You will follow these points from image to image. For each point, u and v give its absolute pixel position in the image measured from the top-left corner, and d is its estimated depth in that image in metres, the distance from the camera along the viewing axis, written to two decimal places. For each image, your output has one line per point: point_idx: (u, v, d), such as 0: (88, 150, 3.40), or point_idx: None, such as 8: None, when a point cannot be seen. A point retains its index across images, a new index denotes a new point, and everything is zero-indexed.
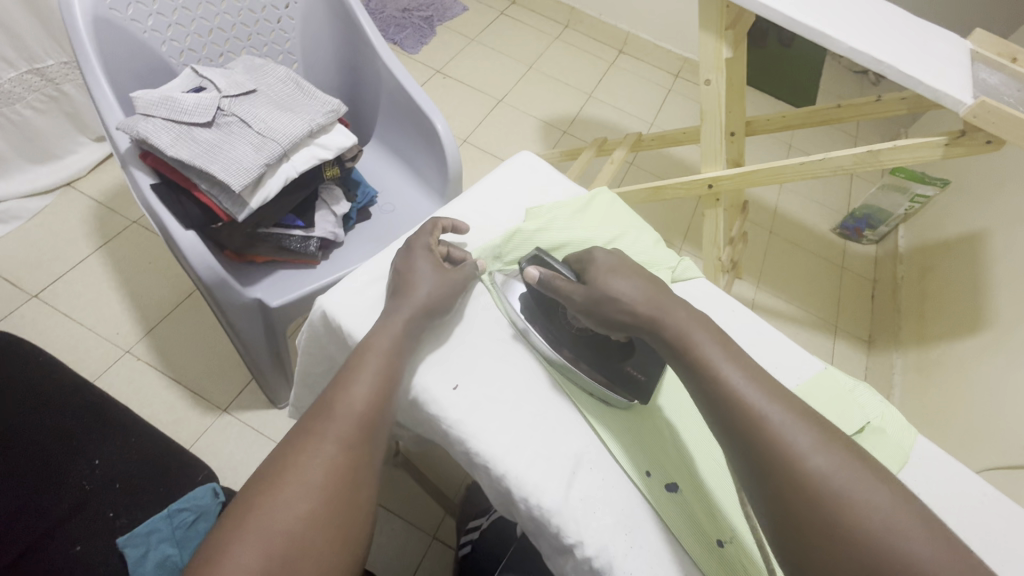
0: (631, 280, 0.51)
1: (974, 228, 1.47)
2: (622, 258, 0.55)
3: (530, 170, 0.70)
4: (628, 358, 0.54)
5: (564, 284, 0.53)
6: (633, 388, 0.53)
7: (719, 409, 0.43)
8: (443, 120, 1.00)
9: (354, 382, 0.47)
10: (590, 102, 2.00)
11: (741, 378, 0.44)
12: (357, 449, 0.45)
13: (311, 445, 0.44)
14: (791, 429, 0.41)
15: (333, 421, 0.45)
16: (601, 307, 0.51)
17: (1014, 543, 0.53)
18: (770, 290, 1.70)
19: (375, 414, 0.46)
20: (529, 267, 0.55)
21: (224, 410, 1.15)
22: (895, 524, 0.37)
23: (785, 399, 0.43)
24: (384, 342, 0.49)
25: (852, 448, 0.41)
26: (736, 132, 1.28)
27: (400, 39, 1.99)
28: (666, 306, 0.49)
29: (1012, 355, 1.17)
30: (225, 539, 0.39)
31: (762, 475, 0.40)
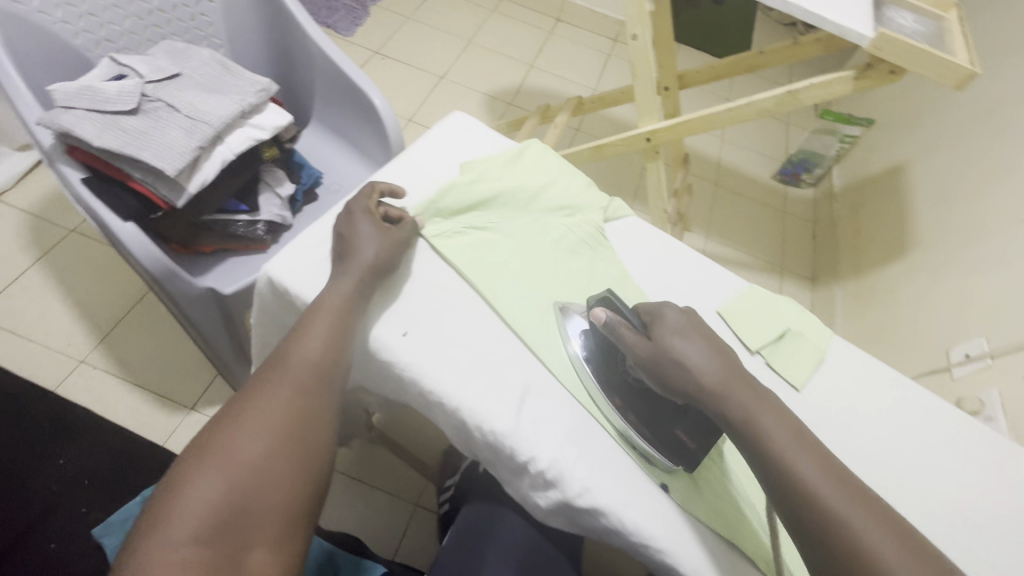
0: (701, 347, 0.49)
1: (898, 160, 1.57)
2: (693, 317, 0.51)
3: (462, 128, 0.72)
4: (682, 421, 0.50)
5: (630, 337, 0.50)
6: (678, 454, 0.50)
7: (791, 502, 0.42)
8: (380, 95, 1.00)
9: (308, 335, 0.49)
10: (532, 72, 2.02)
11: (813, 470, 0.43)
12: (314, 396, 0.47)
13: (269, 391, 0.46)
14: (874, 537, 0.39)
15: (289, 369, 0.48)
16: (663, 369, 0.48)
17: (916, 419, 0.61)
18: (719, 239, 1.77)
19: (330, 363, 0.49)
20: (596, 308, 0.53)
21: (192, 408, 1.14)
22: None
23: (863, 500, 0.42)
24: (336, 297, 0.52)
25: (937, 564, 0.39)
26: (669, 87, 1.33)
27: (333, 22, 1.95)
28: (734, 389, 0.47)
29: (935, 274, 1.27)
30: (187, 474, 0.41)
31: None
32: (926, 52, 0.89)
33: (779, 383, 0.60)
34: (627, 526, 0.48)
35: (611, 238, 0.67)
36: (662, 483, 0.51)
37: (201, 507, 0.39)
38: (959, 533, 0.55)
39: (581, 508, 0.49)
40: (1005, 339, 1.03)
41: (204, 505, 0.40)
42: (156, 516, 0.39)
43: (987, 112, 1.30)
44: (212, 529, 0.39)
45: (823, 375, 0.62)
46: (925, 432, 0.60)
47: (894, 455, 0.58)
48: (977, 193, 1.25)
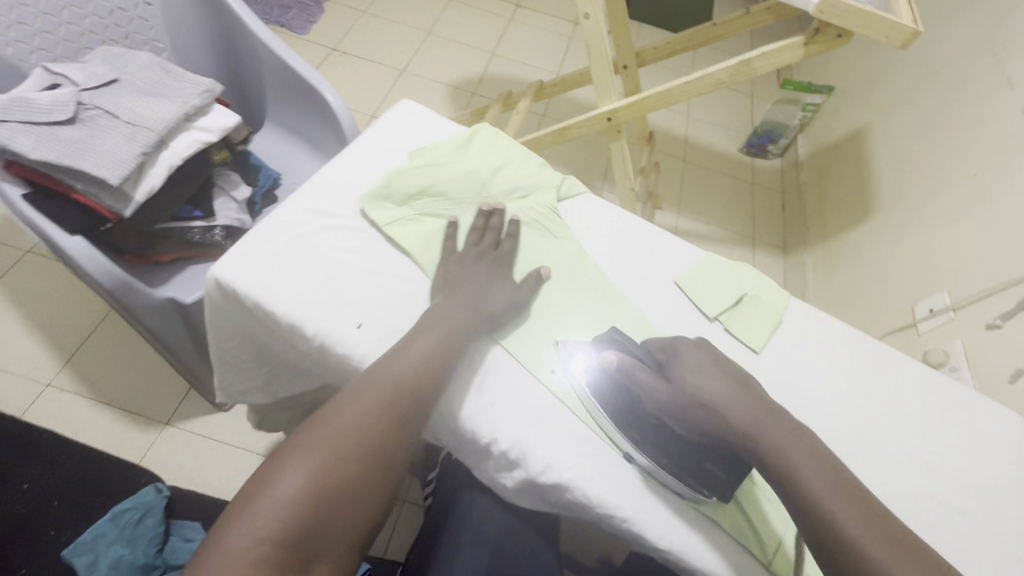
0: (725, 387, 0.47)
1: (858, 125, 1.59)
2: (709, 353, 0.50)
3: (410, 116, 0.71)
4: (709, 454, 0.48)
5: (645, 377, 0.48)
6: (711, 485, 0.48)
7: (826, 548, 0.41)
8: (332, 90, 0.99)
9: (410, 352, 0.48)
10: (494, 59, 2.00)
11: (859, 523, 0.41)
12: (405, 414, 0.46)
13: (365, 398, 0.45)
14: None
15: (385, 381, 0.46)
16: (686, 407, 0.47)
17: (872, 373, 0.62)
18: (691, 214, 1.76)
19: (424, 383, 0.47)
20: (605, 352, 0.50)
21: (166, 423, 1.12)
22: None
23: (904, 546, 0.40)
24: (445, 320, 0.51)
25: None
26: (628, 66, 1.33)
27: (286, 20, 1.91)
28: (766, 430, 0.45)
29: (898, 233, 1.30)
30: (278, 465, 0.41)
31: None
32: (868, 13, 0.91)
33: (738, 347, 0.60)
34: (590, 498, 0.49)
35: (566, 217, 0.66)
36: (627, 452, 0.51)
37: (285, 503, 0.39)
38: (915, 480, 0.56)
39: (546, 485, 0.49)
40: (965, 291, 1.06)
41: (288, 496, 0.39)
42: (244, 499, 0.39)
43: (938, 72, 1.33)
44: (290, 529, 0.38)
45: (782, 337, 0.63)
46: (880, 385, 0.62)
47: (852, 409, 0.60)
48: (933, 151, 1.27)
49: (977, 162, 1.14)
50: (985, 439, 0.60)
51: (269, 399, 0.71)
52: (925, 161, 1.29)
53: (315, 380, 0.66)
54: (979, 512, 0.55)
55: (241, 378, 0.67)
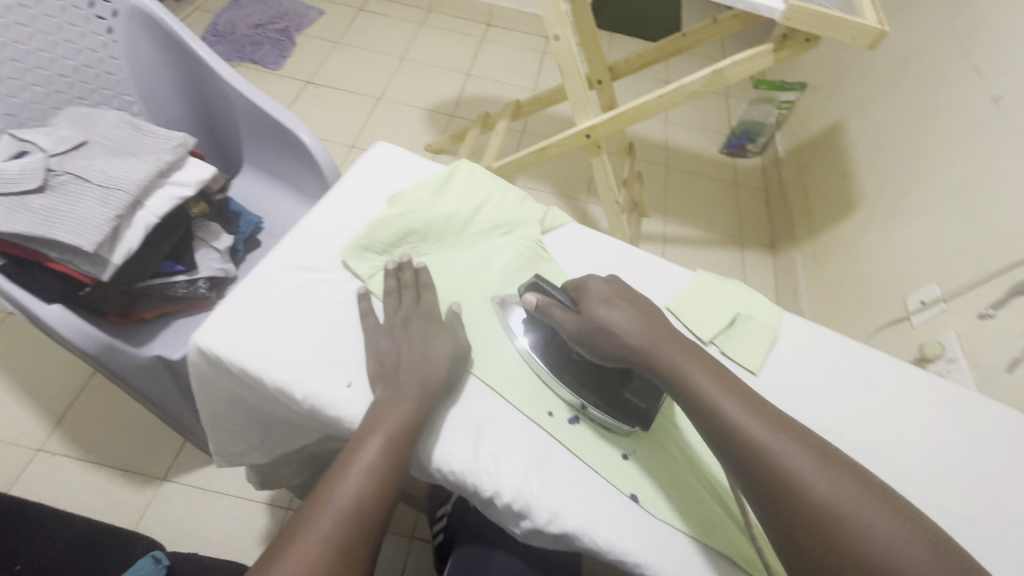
0: (625, 311, 0.50)
1: (834, 119, 1.61)
2: (618, 285, 0.53)
3: (386, 158, 0.69)
4: (629, 385, 0.52)
5: (559, 313, 0.51)
6: (633, 415, 0.52)
7: (720, 441, 0.43)
8: (308, 132, 0.98)
9: (346, 477, 0.44)
10: (470, 80, 2.01)
11: (743, 413, 0.43)
12: (350, 556, 0.41)
13: (302, 547, 0.40)
14: (796, 459, 0.41)
15: (322, 521, 0.41)
16: (595, 339, 0.49)
17: (872, 382, 0.62)
18: (677, 220, 1.76)
19: (367, 512, 0.43)
20: (527, 296, 0.54)
21: (164, 479, 1.10)
22: (901, 542, 0.36)
23: (784, 426, 0.43)
24: (386, 422, 0.47)
25: (860, 473, 0.40)
26: (602, 80, 1.33)
27: (260, 57, 1.90)
28: (661, 348, 0.48)
29: (882, 226, 1.31)
30: None
31: (786, 529, 0.39)
32: (834, 17, 0.91)
33: (735, 370, 0.60)
34: (600, 545, 0.47)
35: (551, 250, 0.66)
36: (631, 493, 0.50)
37: None
38: (927, 494, 0.56)
39: (553, 534, 0.48)
40: (955, 282, 1.06)
41: None
42: None
43: (906, 64, 1.35)
44: None
45: (777, 355, 0.62)
46: (880, 394, 0.61)
47: (858, 423, 0.59)
48: (909, 143, 1.28)
49: (952, 152, 1.15)
50: (990, 443, 0.60)
51: (267, 458, 0.70)
52: (902, 153, 1.30)
53: (312, 435, 0.64)
54: (995, 519, 0.55)
55: (235, 439, 0.65)
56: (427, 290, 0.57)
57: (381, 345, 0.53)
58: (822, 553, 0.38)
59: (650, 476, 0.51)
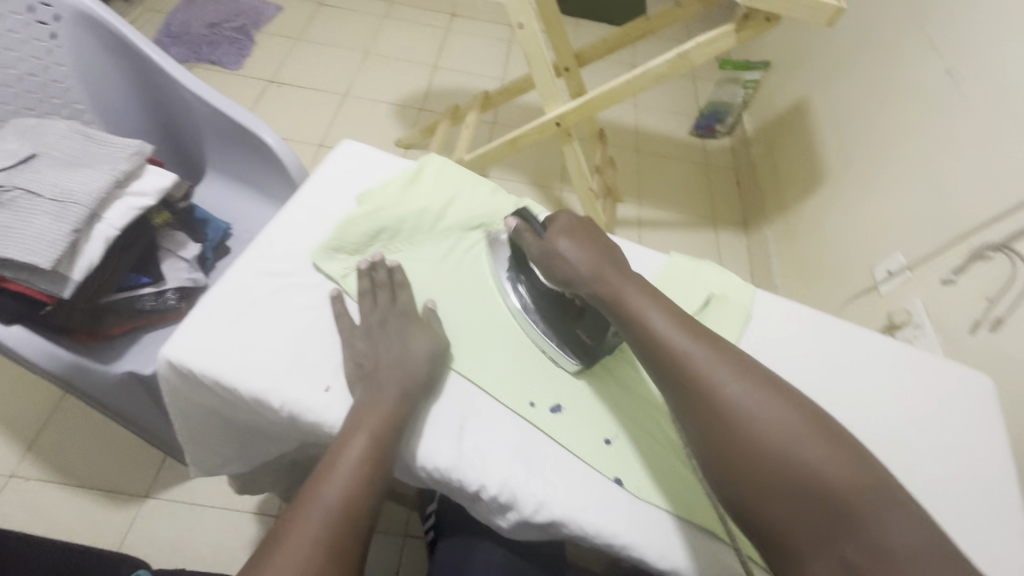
0: (575, 242, 0.54)
1: (798, 97, 1.64)
2: (584, 222, 0.56)
3: (354, 157, 0.68)
4: (584, 321, 0.56)
5: (529, 238, 0.56)
6: (580, 352, 0.55)
7: (647, 352, 0.47)
8: (272, 133, 0.96)
9: (331, 476, 0.43)
10: (437, 72, 1.98)
11: (666, 325, 0.47)
12: (338, 553, 0.40)
13: (288, 546, 0.39)
14: (711, 365, 0.44)
15: (308, 520, 0.41)
16: (549, 263, 0.54)
17: (844, 352, 0.64)
18: (651, 203, 1.77)
19: (353, 509, 0.43)
20: (509, 219, 0.58)
21: (146, 496, 1.07)
22: (794, 433, 0.41)
23: (704, 337, 0.46)
24: (368, 422, 0.46)
25: (766, 376, 0.45)
26: (570, 67, 1.33)
27: (218, 57, 1.84)
28: (605, 272, 0.51)
29: (848, 199, 1.34)
30: None
31: (699, 425, 0.43)
32: None
33: None
34: (587, 531, 0.48)
35: None
36: (615, 477, 0.50)
37: None
38: (897, 456, 0.58)
39: (540, 524, 0.48)
40: (918, 250, 1.10)
41: None
42: None
43: (865, 40, 1.38)
44: None
45: (751, 333, 0.63)
46: (851, 363, 0.63)
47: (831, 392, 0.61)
48: (870, 117, 1.32)
49: (910, 125, 1.18)
50: (954, 404, 0.62)
51: (248, 467, 0.69)
52: (864, 128, 1.33)
53: (292, 443, 0.63)
54: (962, 476, 0.57)
55: (213, 451, 0.64)
56: (403, 289, 0.57)
57: (358, 347, 0.52)
58: (727, 445, 0.42)
59: (635, 459, 0.52)
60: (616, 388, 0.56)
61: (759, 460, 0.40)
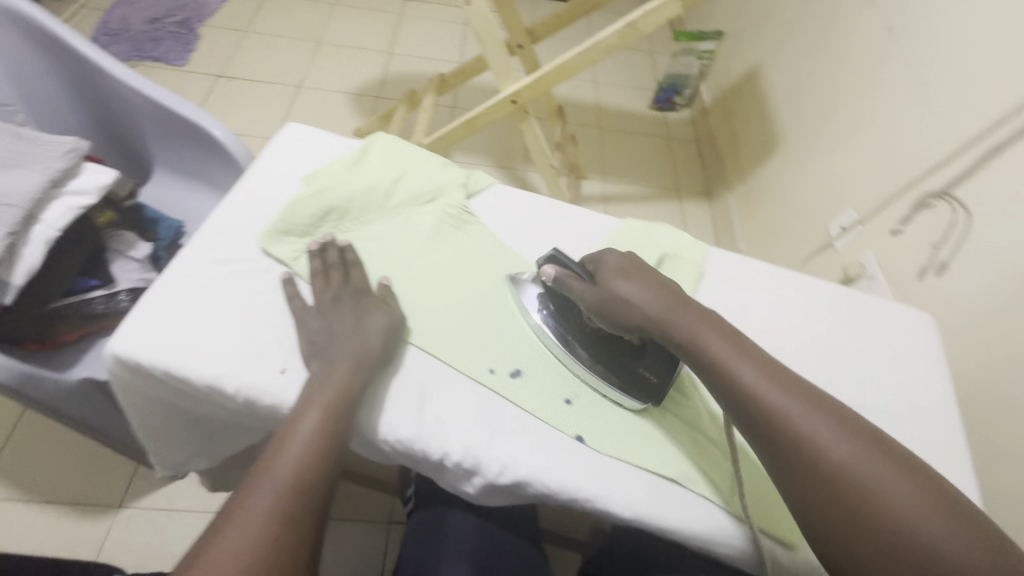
0: (642, 284, 0.52)
1: (752, 64, 1.66)
2: (633, 259, 0.55)
3: (299, 140, 0.67)
4: (643, 360, 0.54)
5: (578, 286, 0.52)
6: (645, 391, 0.53)
7: (736, 407, 0.47)
8: (218, 125, 0.92)
9: (285, 450, 0.43)
10: (392, 58, 1.94)
11: (756, 379, 0.46)
12: (294, 520, 0.41)
13: (242, 519, 0.40)
14: (808, 423, 0.44)
15: (263, 488, 0.41)
16: (610, 309, 0.51)
17: (795, 301, 0.66)
18: (616, 178, 1.78)
19: (310, 480, 0.43)
20: (546, 267, 0.54)
21: (120, 506, 1.05)
22: (908, 503, 0.40)
23: (799, 393, 0.45)
24: (324, 393, 0.46)
25: (870, 436, 0.44)
26: (523, 44, 1.32)
27: (161, 53, 1.77)
28: (681, 318, 0.50)
29: (803, 161, 1.37)
30: None
31: (798, 489, 0.43)
32: None
33: None
34: (551, 488, 0.49)
35: (478, 214, 0.65)
36: (577, 435, 0.52)
37: None
38: (847, 394, 0.60)
39: (505, 485, 0.49)
40: (868, 205, 1.13)
41: None
42: None
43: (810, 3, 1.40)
44: None
45: (705, 288, 0.64)
46: (801, 311, 0.65)
47: (784, 339, 0.62)
48: (818, 79, 1.35)
49: (856, 83, 1.22)
50: (899, 343, 0.65)
51: (215, 462, 0.68)
52: (813, 90, 1.36)
53: (259, 432, 0.62)
54: (907, 408, 0.60)
55: (178, 447, 0.63)
56: (356, 267, 0.56)
57: (312, 327, 0.52)
58: (830, 510, 0.42)
59: (595, 417, 0.53)
60: None
61: (871, 531, 0.40)
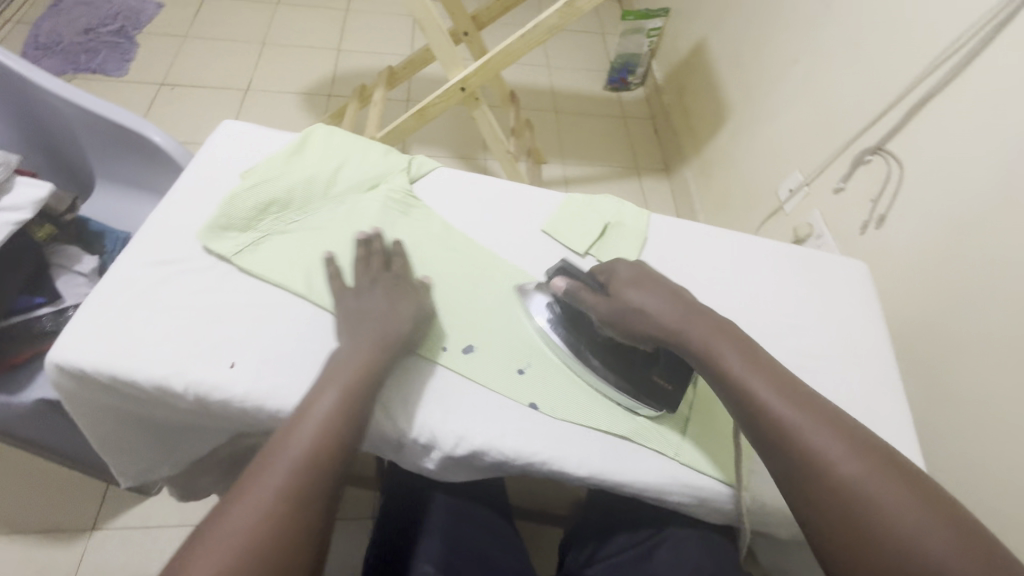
0: (657, 294, 0.53)
1: (699, 38, 1.69)
2: (643, 269, 0.56)
3: (235, 136, 0.66)
4: (656, 367, 0.54)
5: (588, 297, 0.54)
6: (659, 398, 0.53)
7: (747, 417, 0.47)
8: (156, 130, 0.90)
9: (304, 424, 0.44)
10: (342, 55, 1.91)
11: (769, 390, 0.46)
12: (310, 488, 0.42)
13: (253, 496, 0.40)
14: (820, 438, 0.44)
15: (283, 454, 0.42)
16: (624, 320, 0.52)
17: (736, 260, 0.68)
18: (575, 160, 1.80)
19: (330, 450, 0.44)
20: (556, 280, 0.56)
21: (93, 528, 1.02)
22: (920, 525, 0.39)
23: (813, 407, 0.46)
24: (346, 371, 0.47)
25: (885, 455, 0.43)
26: (468, 32, 1.31)
27: (97, 65, 1.71)
28: (692, 330, 0.51)
29: (751, 129, 1.41)
30: (187, 552, 0.38)
31: (810, 503, 0.43)
32: None
33: None
34: (507, 454, 0.50)
35: (423, 197, 0.66)
36: (531, 402, 0.53)
37: None
38: (791, 343, 0.63)
39: (462, 456, 0.50)
40: (812, 165, 1.17)
41: None
42: None
43: None
44: None
45: (649, 253, 0.66)
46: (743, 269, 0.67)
47: (727, 297, 0.65)
48: (759, 48, 1.38)
49: (795, 50, 1.25)
50: (836, 292, 0.68)
51: (180, 468, 0.67)
52: (756, 59, 1.39)
53: (219, 433, 0.62)
54: (846, 352, 0.63)
55: (138, 454, 0.62)
56: (397, 256, 0.57)
57: None
58: (843, 526, 0.41)
59: (548, 384, 0.55)
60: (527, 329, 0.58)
61: (883, 551, 0.39)
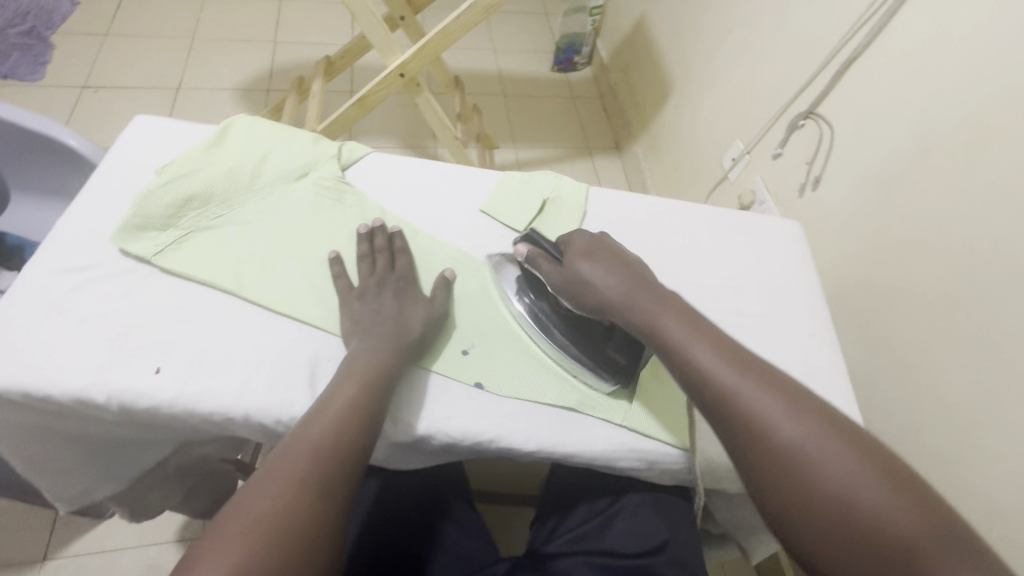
0: (605, 267, 0.53)
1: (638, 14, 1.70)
2: (599, 240, 0.56)
3: (149, 132, 0.62)
4: (613, 341, 0.54)
5: (545, 264, 0.55)
6: (618, 371, 0.54)
7: (690, 384, 0.46)
8: (71, 134, 0.84)
9: (323, 416, 0.45)
10: (278, 47, 1.84)
11: (711, 356, 0.46)
12: (331, 477, 0.42)
13: (274, 482, 0.41)
14: (761, 400, 0.43)
15: (301, 443, 0.43)
16: (576, 290, 0.53)
17: (675, 227, 0.69)
18: (527, 144, 1.79)
19: (348, 441, 0.44)
20: (520, 246, 0.58)
21: (42, 560, 0.95)
22: (860, 481, 0.38)
23: (755, 370, 0.45)
24: (364, 367, 0.48)
25: (827, 415, 0.42)
26: (404, 16, 1.28)
27: (7, 69, 1.59)
28: (639, 301, 0.51)
29: (694, 101, 1.43)
30: (207, 542, 0.38)
31: (753, 466, 0.41)
32: None
33: None
34: (454, 435, 0.50)
35: (357, 183, 0.64)
36: (476, 382, 0.53)
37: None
38: (731, 304, 0.64)
39: (406, 441, 0.50)
40: (752, 133, 1.20)
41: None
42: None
43: None
44: None
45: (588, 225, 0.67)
46: (682, 235, 0.69)
47: (667, 264, 0.66)
48: (696, 20, 1.40)
49: (728, 21, 1.27)
50: (771, 252, 0.70)
51: (123, 486, 0.63)
52: (693, 32, 1.41)
53: (158, 443, 0.59)
54: (784, 308, 0.65)
55: (71, 474, 0.58)
56: (401, 254, 0.57)
57: None
58: (788, 486, 0.40)
59: (493, 363, 0.54)
60: (472, 310, 0.58)
61: (825, 509, 0.38)
